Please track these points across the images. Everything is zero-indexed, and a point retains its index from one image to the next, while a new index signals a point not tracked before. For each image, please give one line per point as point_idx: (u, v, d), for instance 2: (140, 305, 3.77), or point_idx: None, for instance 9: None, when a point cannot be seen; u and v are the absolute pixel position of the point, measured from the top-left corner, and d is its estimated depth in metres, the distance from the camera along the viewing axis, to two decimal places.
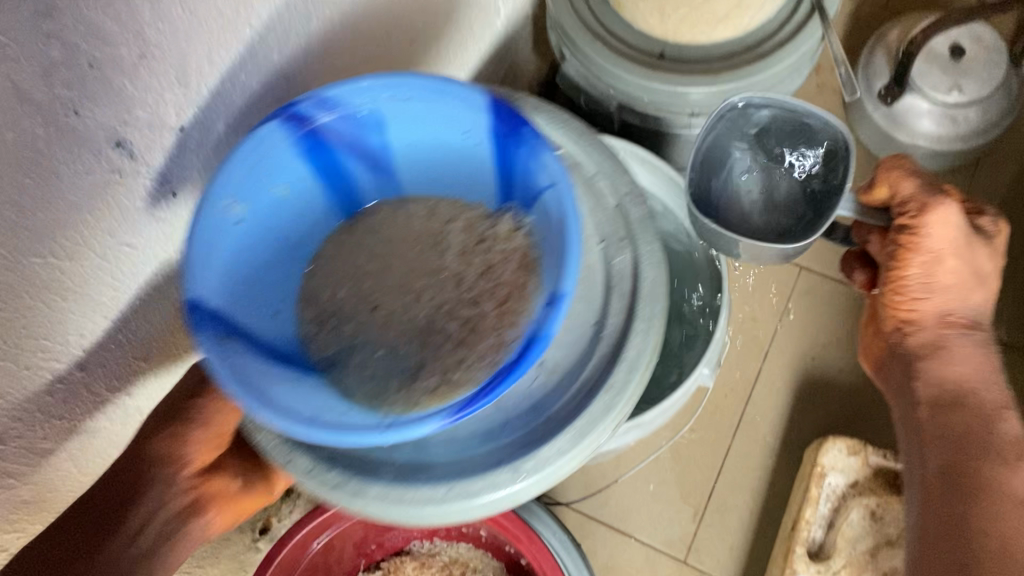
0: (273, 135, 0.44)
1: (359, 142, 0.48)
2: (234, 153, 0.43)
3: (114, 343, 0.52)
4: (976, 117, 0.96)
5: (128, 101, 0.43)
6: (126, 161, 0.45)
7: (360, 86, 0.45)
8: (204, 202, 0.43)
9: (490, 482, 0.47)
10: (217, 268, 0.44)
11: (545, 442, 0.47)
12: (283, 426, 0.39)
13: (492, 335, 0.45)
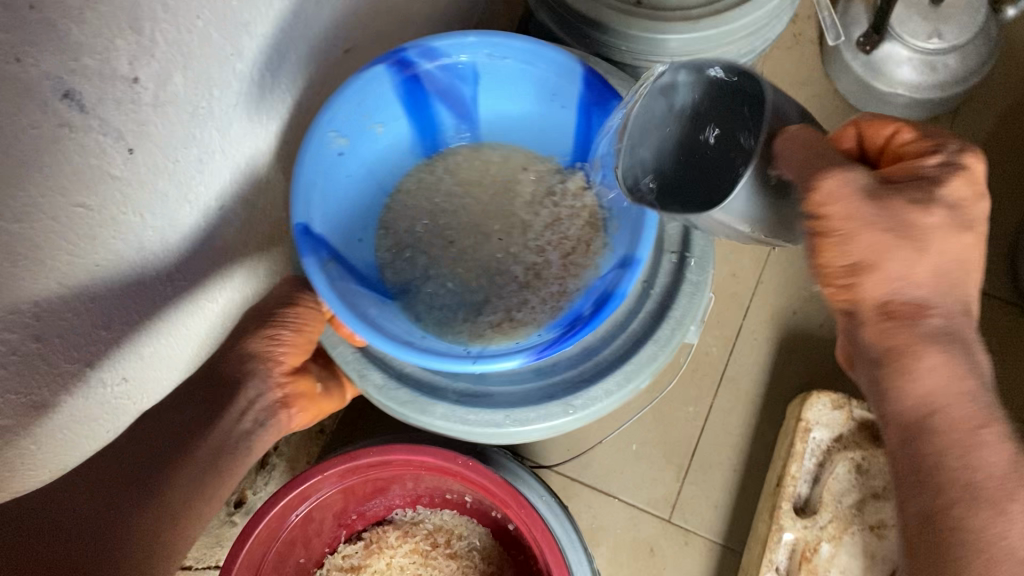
0: (380, 77, 0.62)
1: (451, 90, 0.68)
2: (343, 92, 0.60)
3: (74, 313, 0.48)
4: (956, 64, 0.93)
5: (75, 48, 0.40)
6: (75, 115, 0.42)
7: (463, 40, 0.63)
8: (315, 137, 0.59)
9: (546, 411, 0.64)
10: (318, 205, 0.61)
11: (596, 383, 0.64)
12: (386, 346, 0.56)
13: (554, 284, 0.66)
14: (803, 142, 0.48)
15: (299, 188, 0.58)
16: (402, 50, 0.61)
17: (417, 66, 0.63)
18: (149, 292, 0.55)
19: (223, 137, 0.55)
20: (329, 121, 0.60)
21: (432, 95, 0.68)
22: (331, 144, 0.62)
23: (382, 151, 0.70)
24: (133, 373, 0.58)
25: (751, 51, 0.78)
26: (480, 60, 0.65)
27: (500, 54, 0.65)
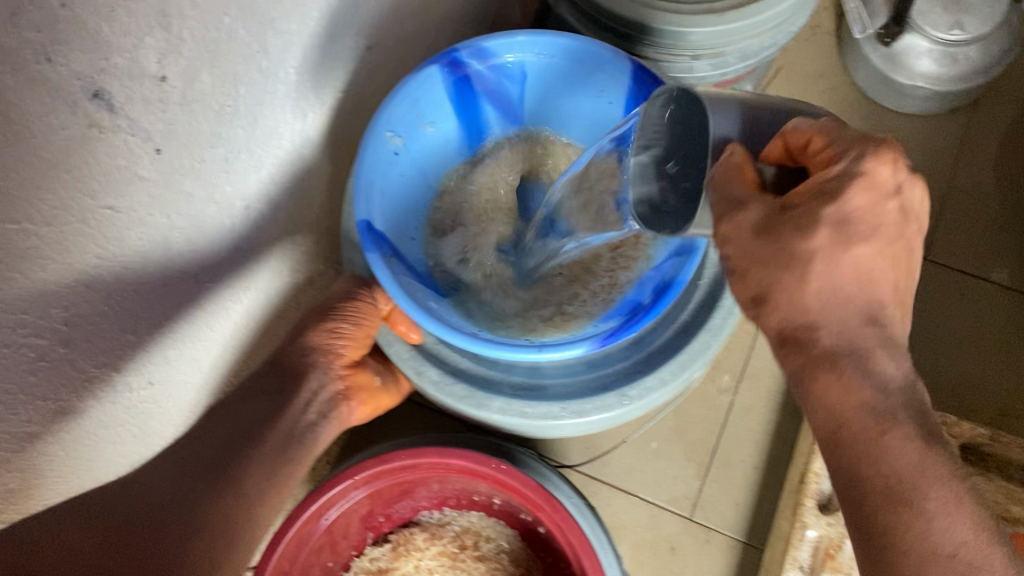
0: (432, 77, 0.67)
1: (498, 85, 0.72)
2: (400, 89, 0.65)
3: (99, 316, 0.47)
4: (976, 56, 0.92)
5: (105, 48, 0.39)
6: (104, 115, 0.41)
7: (512, 40, 0.68)
8: (372, 140, 0.64)
9: (601, 403, 0.66)
10: (375, 206, 0.65)
11: (649, 374, 0.67)
12: (442, 334, 0.59)
13: (607, 276, 0.69)
14: (723, 171, 0.44)
15: (360, 188, 0.64)
16: (454, 50, 0.67)
17: (466, 66, 0.69)
18: (174, 295, 0.54)
19: (248, 136, 0.54)
20: (387, 120, 0.65)
21: (480, 94, 0.73)
22: (387, 143, 0.67)
23: (429, 150, 0.74)
24: (157, 375, 0.57)
25: (773, 45, 0.77)
26: (528, 59, 0.70)
27: (545, 52, 0.70)
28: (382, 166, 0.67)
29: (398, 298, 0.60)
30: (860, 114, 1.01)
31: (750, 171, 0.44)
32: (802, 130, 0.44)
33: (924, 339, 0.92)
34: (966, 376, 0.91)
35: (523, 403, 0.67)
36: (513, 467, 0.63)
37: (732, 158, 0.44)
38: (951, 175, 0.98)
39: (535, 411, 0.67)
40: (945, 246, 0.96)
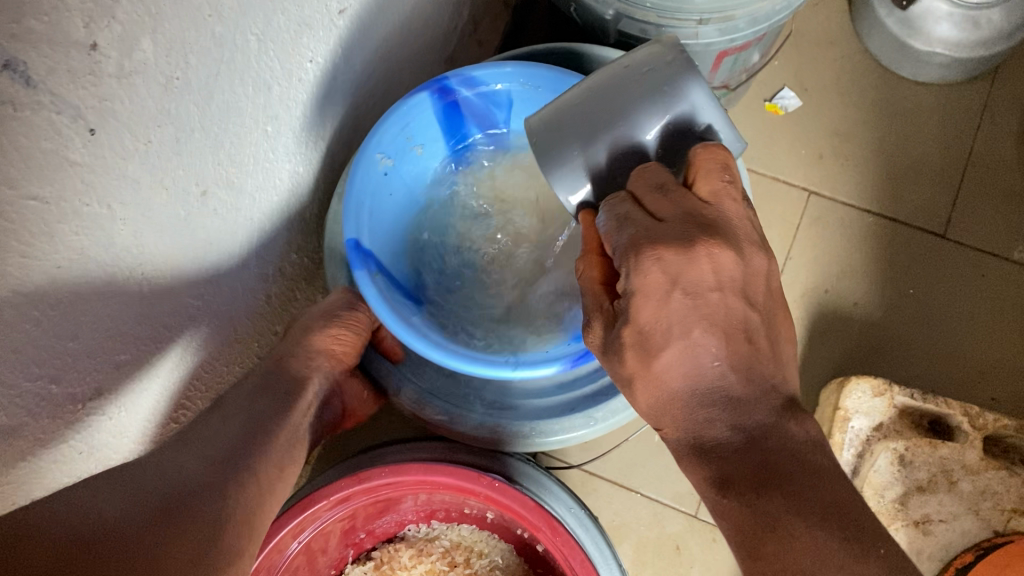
0: (423, 100, 0.63)
1: (489, 108, 0.68)
2: (390, 112, 0.62)
3: (33, 323, 0.40)
4: (1000, 19, 0.85)
5: (16, 9, 0.33)
6: (21, 90, 0.35)
7: (502, 70, 0.64)
8: (362, 155, 0.61)
9: (567, 424, 0.65)
10: (365, 224, 0.62)
11: (612, 398, 0.65)
12: (419, 346, 0.57)
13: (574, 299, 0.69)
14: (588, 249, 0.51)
15: (350, 207, 0.61)
16: (445, 78, 0.63)
17: (456, 92, 0.64)
18: (125, 294, 0.47)
19: (203, 114, 0.48)
20: (377, 143, 0.62)
21: (466, 117, 0.69)
22: (378, 166, 0.63)
23: (416, 167, 0.70)
24: (107, 387, 0.49)
25: (787, 8, 0.70)
26: (515, 89, 0.66)
27: (533, 83, 0.64)
28: (372, 189, 0.63)
29: (382, 315, 0.58)
30: (873, 84, 0.95)
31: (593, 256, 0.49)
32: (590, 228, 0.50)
33: (939, 322, 0.88)
34: (983, 363, 0.86)
35: (495, 423, 0.66)
36: (504, 483, 0.59)
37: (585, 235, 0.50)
38: (970, 148, 0.92)
39: (505, 429, 0.66)
40: (964, 223, 0.90)
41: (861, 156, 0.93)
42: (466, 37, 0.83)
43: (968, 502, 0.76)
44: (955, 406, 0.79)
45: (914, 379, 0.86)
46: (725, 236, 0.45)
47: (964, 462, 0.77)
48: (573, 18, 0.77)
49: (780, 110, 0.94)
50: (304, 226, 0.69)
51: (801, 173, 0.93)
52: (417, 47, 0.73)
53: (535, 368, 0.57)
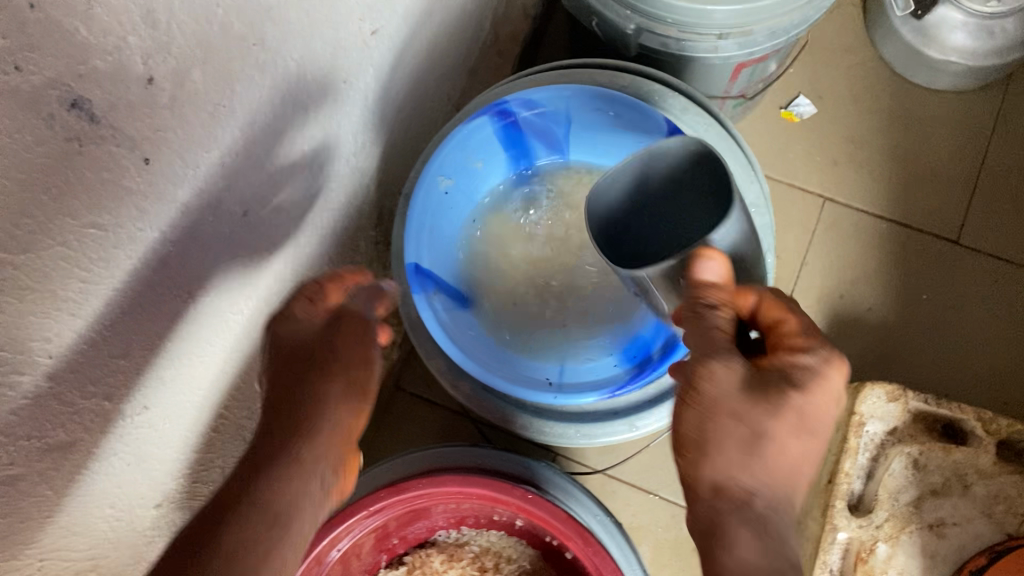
0: (482, 121, 0.68)
1: (547, 125, 0.72)
2: (448, 138, 0.67)
3: (88, 345, 0.42)
4: (1015, 28, 0.86)
5: (83, 51, 0.34)
6: (85, 125, 0.36)
7: (560, 93, 0.68)
8: (423, 179, 0.67)
9: (610, 429, 0.68)
10: (423, 244, 0.68)
11: (656, 408, 0.68)
12: (473, 369, 0.64)
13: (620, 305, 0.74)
14: (703, 284, 0.53)
15: (410, 235, 0.66)
16: (504, 102, 0.67)
17: (514, 114, 0.69)
18: (173, 310, 0.49)
19: (246, 139, 0.50)
20: (439, 166, 0.68)
21: (527, 135, 0.73)
22: (438, 186, 0.69)
23: (480, 179, 0.75)
24: (153, 401, 0.51)
25: (805, 21, 0.71)
26: (573, 109, 0.70)
27: (589, 103, 0.69)
28: (432, 208, 0.69)
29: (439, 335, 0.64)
30: (888, 90, 0.96)
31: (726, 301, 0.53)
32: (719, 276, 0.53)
33: (953, 327, 0.89)
34: (996, 368, 0.88)
35: (542, 421, 0.69)
36: (537, 494, 0.62)
37: (713, 273, 0.53)
38: (984, 154, 0.93)
39: (552, 431, 0.69)
40: (977, 229, 0.91)
41: (876, 163, 0.94)
42: (486, 48, 0.85)
43: (981, 506, 0.78)
44: (969, 411, 0.81)
45: (928, 383, 0.88)
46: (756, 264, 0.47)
47: (977, 466, 0.79)
48: (593, 32, 0.78)
49: (796, 117, 0.96)
50: (335, 238, 0.71)
51: (816, 180, 0.94)
52: (442, 60, 0.74)
53: (575, 399, 0.64)
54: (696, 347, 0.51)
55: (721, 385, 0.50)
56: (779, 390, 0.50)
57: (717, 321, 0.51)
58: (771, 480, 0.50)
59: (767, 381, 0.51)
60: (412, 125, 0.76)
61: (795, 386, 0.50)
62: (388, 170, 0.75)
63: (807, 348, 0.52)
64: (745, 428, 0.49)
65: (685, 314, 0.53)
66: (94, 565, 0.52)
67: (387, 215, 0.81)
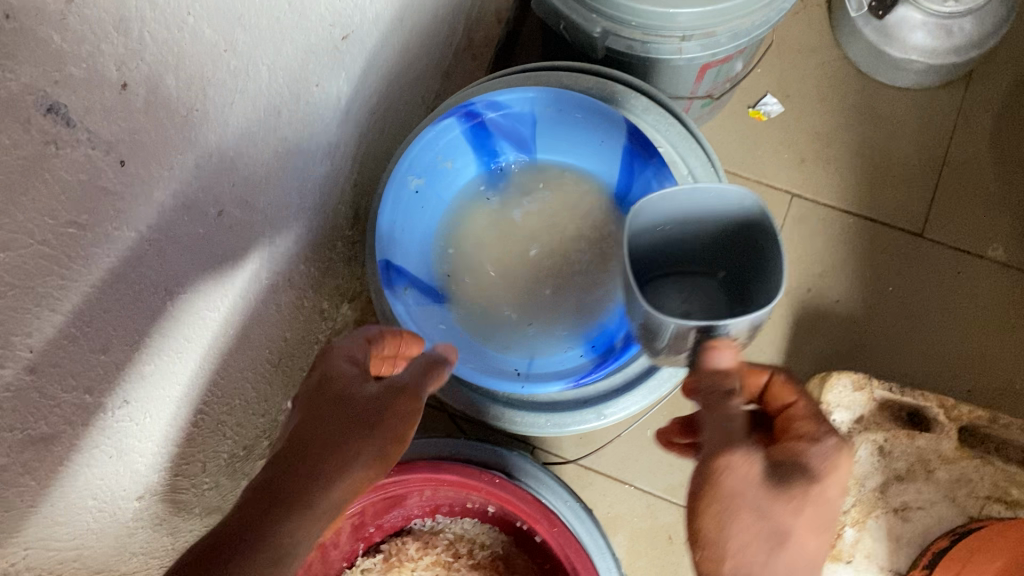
0: (450, 122, 0.71)
1: (513, 125, 0.74)
2: (418, 140, 0.69)
3: (69, 338, 0.44)
4: (972, 27, 0.89)
5: (58, 57, 0.36)
6: (62, 130, 0.38)
7: (525, 94, 0.70)
8: (393, 178, 0.69)
9: (579, 418, 0.70)
10: (394, 243, 0.70)
11: (623, 396, 0.70)
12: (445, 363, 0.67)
13: (587, 298, 0.76)
14: (716, 374, 0.52)
15: (381, 234, 0.68)
16: (471, 104, 0.70)
17: (481, 114, 0.71)
18: (151, 307, 0.51)
19: (219, 142, 0.52)
20: (408, 166, 0.70)
21: (494, 136, 0.75)
22: (409, 186, 0.71)
23: (450, 180, 0.77)
24: (133, 394, 0.52)
25: (765, 23, 0.73)
26: (538, 109, 0.72)
27: (553, 103, 0.71)
28: (403, 206, 0.71)
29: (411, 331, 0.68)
30: (853, 89, 0.98)
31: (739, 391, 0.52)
32: (723, 364, 0.52)
33: (918, 318, 0.92)
34: (959, 357, 0.90)
35: (514, 412, 0.71)
36: (504, 479, 0.66)
37: (722, 362, 0.52)
38: (945, 150, 0.96)
39: (523, 421, 0.71)
40: (940, 223, 0.94)
41: (842, 159, 0.97)
42: (461, 51, 0.87)
43: (944, 490, 0.80)
44: (931, 398, 0.83)
45: (893, 372, 0.90)
46: (716, 355, 0.52)
47: (939, 452, 0.81)
48: (560, 35, 0.80)
49: (763, 116, 0.98)
50: (313, 238, 0.72)
51: (785, 176, 0.97)
52: (415, 64, 0.76)
53: (541, 387, 0.67)
54: (715, 438, 0.49)
55: (741, 477, 0.48)
56: (797, 482, 0.48)
57: (733, 412, 0.50)
58: (789, 573, 0.47)
59: (787, 474, 0.49)
60: (385, 127, 0.78)
61: (810, 476, 0.48)
62: (363, 171, 0.77)
63: (818, 436, 0.51)
64: (769, 524, 0.47)
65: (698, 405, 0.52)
66: (78, 556, 0.54)
67: (363, 216, 0.83)
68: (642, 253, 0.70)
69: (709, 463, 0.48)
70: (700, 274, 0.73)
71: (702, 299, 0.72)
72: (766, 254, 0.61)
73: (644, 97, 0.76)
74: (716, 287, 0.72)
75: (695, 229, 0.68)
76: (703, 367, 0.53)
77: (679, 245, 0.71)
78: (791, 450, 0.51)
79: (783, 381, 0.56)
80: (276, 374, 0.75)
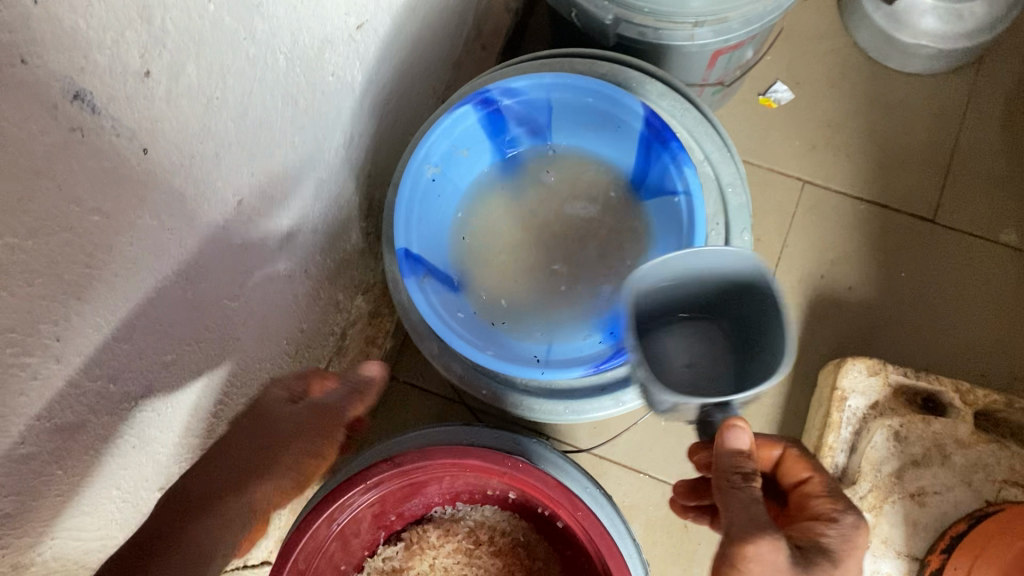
0: (467, 109, 0.71)
1: (529, 112, 0.75)
2: (436, 127, 0.69)
3: (94, 326, 0.44)
4: (982, 11, 0.89)
5: (83, 44, 0.36)
6: (87, 116, 0.38)
7: (542, 80, 0.71)
8: (411, 164, 0.69)
9: (599, 404, 0.71)
10: (414, 231, 0.70)
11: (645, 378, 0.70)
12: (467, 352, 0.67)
13: (602, 282, 0.76)
14: (736, 455, 0.54)
15: (400, 221, 0.68)
16: (487, 91, 0.70)
17: (498, 101, 0.71)
18: (172, 297, 0.51)
19: (237, 130, 0.52)
20: (425, 155, 0.70)
21: (510, 123, 0.75)
22: (426, 173, 0.71)
23: (465, 169, 0.77)
24: (155, 384, 0.52)
25: (777, 9, 0.72)
26: (555, 96, 0.72)
27: (570, 89, 0.71)
28: (420, 195, 0.71)
29: (432, 321, 0.68)
30: (862, 75, 0.98)
31: (756, 472, 0.54)
32: (739, 446, 0.54)
33: (933, 304, 0.91)
34: (973, 342, 0.90)
35: (533, 400, 0.71)
36: (527, 463, 0.66)
37: (741, 443, 0.54)
38: (956, 136, 0.96)
39: (543, 409, 0.71)
40: (952, 208, 0.94)
41: (853, 146, 0.97)
42: (471, 42, 0.87)
43: (961, 474, 0.80)
44: (946, 382, 0.84)
45: (909, 358, 0.90)
46: (734, 437, 0.54)
47: (956, 436, 0.81)
48: (572, 23, 0.80)
49: (774, 103, 0.98)
50: (329, 230, 0.73)
51: (796, 164, 0.96)
52: (427, 55, 0.76)
53: (561, 374, 0.67)
54: (739, 516, 0.51)
55: (768, 564, 0.48)
56: (822, 568, 0.50)
57: (754, 495, 0.52)
58: None
59: (807, 557, 0.51)
60: (398, 119, 0.78)
61: (830, 559, 0.51)
62: (375, 163, 0.78)
63: (837, 516, 0.55)
64: None
65: (718, 486, 0.54)
66: (101, 546, 0.54)
67: (376, 208, 0.83)
68: (652, 304, 0.68)
69: (736, 549, 0.49)
70: (710, 322, 0.69)
71: (712, 348, 0.68)
72: (767, 310, 0.60)
73: (658, 84, 0.76)
74: (723, 334, 0.68)
75: (699, 280, 0.67)
76: (721, 448, 0.55)
77: (685, 294, 0.68)
78: (808, 530, 0.54)
79: (799, 458, 0.61)
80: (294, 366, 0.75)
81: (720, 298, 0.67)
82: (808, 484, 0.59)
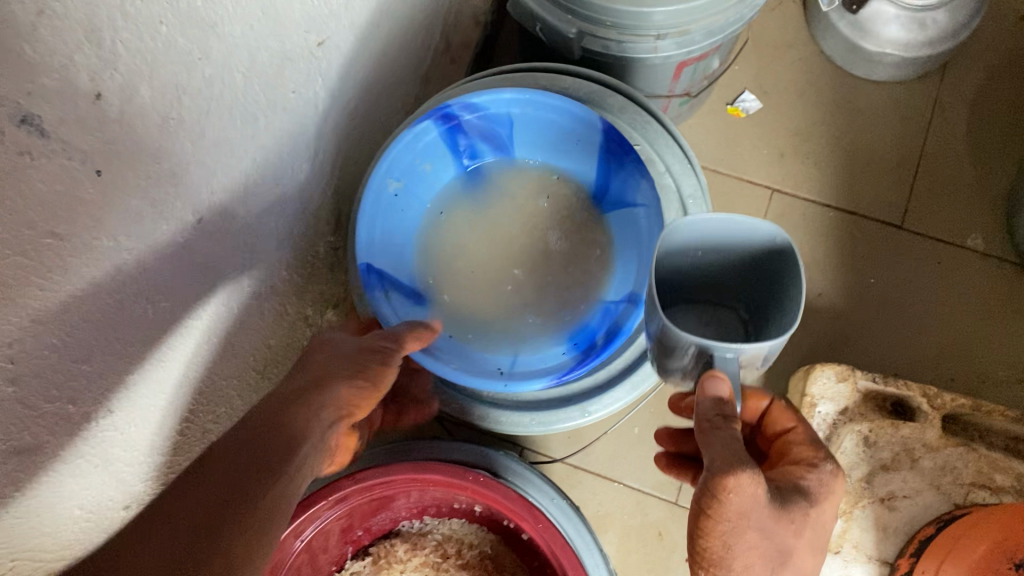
0: (428, 124, 0.71)
1: (492, 126, 0.75)
2: (395, 142, 0.70)
3: (51, 348, 0.44)
4: (944, 20, 0.90)
5: (32, 67, 0.37)
6: (35, 141, 0.38)
7: (502, 97, 0.71)
8: (370, 179, 0.69)
9: (565, 416, 0.73)
10: (374, 245, 0.71)
11: (609, 393, 0.72)
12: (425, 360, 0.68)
13: (564, 291, 0.77)
14: (715, 401, 0.51)
15: (359, 234, 0.69)
16: (448, 107, 0.71)
17: (459, 116, 0.72)
18: (134, 314, 0.51)
19: (196, 148, 0.52)
20: (386, 168, 0.70)
21: (471, 137, 0.76)
22: (387, 187, 0.71)
23: (428, 182, 0.78)
24: (119, 404, 0.52)
25: (739, 20, 0.74)
26: (515, 111, 0.73)
27: (531, 105, 0.72)
28: (382, 207, 0.72)
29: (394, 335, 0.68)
30: (829, 83, 0.99)
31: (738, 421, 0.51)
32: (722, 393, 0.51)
33: (900, 308, 0.92)
34: (941, 346, 0.91)
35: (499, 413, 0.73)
36: (488, 477, 0.67)
37: (722, 392, 0.51)
38: (921, 142, 0.97)
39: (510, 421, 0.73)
40: (919, 214, 0.95)
41: (820, 154, 0.97)
42: (439, 55, 0.87)
43: (929, 479, 0.81)
44: (914, 387, 0.84)
45: (877, 363, 0.91)
46: (716, 385, 0.51)
47: (923, 441, 0.82)
48: (537, 37, 0.80)
49: (742, 113, 0.99)
50: (296, 244, 0.73)
51: (766, 172, 0.97)
52: (393, 68, 0.77)
53: (522, 386, 0.68)
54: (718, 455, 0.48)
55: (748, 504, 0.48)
56: (798, 506, 0.52)
57: (735, 437, 0.50)
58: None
59: (789, 499, 0.52)
60: (365, 133, 0.78)
61: (809, 500, 0.53)
62: (343, 176, 0.78)
63: (818, 464, 0.56)
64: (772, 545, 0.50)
65: (698, 432, 0.51)
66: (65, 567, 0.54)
67: (345, 221, 0.83)
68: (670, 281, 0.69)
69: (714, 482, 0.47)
70: (722, 306, 0.72)
71: (721, 330, 0.70)
72: (783, 286, 0.60)
73: (619, 97, 0.77)
74: (736, 319, 0.70)
75: (724, 255, 0.66)
76: (703, 396, 0.52)
77: (707, 275, 0.69)
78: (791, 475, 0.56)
79: (787, 408, 0.62)
80: (262, 382, 0.75)
81: (736, 282, 0.68)
82: (791, 433, 0.60)
